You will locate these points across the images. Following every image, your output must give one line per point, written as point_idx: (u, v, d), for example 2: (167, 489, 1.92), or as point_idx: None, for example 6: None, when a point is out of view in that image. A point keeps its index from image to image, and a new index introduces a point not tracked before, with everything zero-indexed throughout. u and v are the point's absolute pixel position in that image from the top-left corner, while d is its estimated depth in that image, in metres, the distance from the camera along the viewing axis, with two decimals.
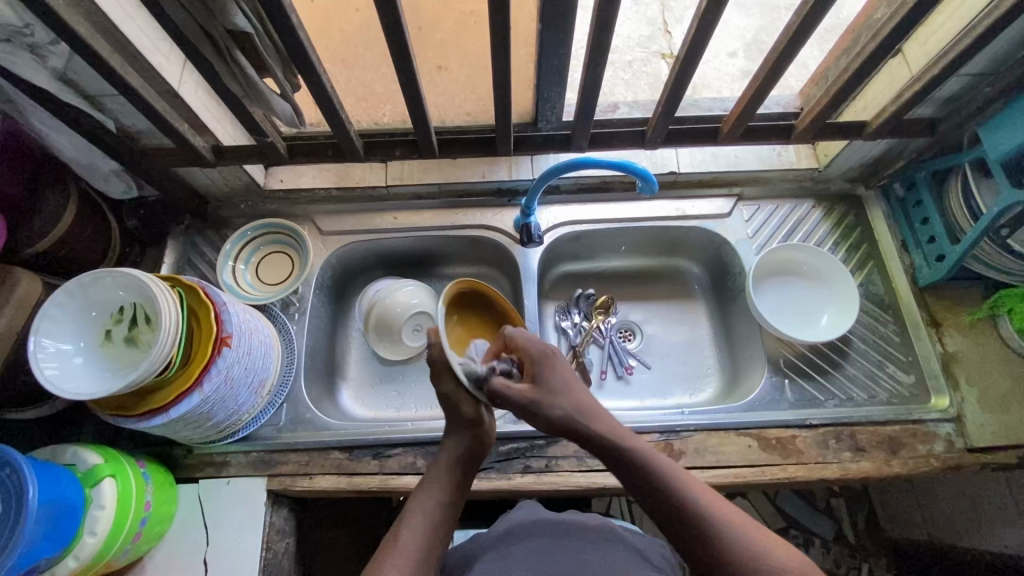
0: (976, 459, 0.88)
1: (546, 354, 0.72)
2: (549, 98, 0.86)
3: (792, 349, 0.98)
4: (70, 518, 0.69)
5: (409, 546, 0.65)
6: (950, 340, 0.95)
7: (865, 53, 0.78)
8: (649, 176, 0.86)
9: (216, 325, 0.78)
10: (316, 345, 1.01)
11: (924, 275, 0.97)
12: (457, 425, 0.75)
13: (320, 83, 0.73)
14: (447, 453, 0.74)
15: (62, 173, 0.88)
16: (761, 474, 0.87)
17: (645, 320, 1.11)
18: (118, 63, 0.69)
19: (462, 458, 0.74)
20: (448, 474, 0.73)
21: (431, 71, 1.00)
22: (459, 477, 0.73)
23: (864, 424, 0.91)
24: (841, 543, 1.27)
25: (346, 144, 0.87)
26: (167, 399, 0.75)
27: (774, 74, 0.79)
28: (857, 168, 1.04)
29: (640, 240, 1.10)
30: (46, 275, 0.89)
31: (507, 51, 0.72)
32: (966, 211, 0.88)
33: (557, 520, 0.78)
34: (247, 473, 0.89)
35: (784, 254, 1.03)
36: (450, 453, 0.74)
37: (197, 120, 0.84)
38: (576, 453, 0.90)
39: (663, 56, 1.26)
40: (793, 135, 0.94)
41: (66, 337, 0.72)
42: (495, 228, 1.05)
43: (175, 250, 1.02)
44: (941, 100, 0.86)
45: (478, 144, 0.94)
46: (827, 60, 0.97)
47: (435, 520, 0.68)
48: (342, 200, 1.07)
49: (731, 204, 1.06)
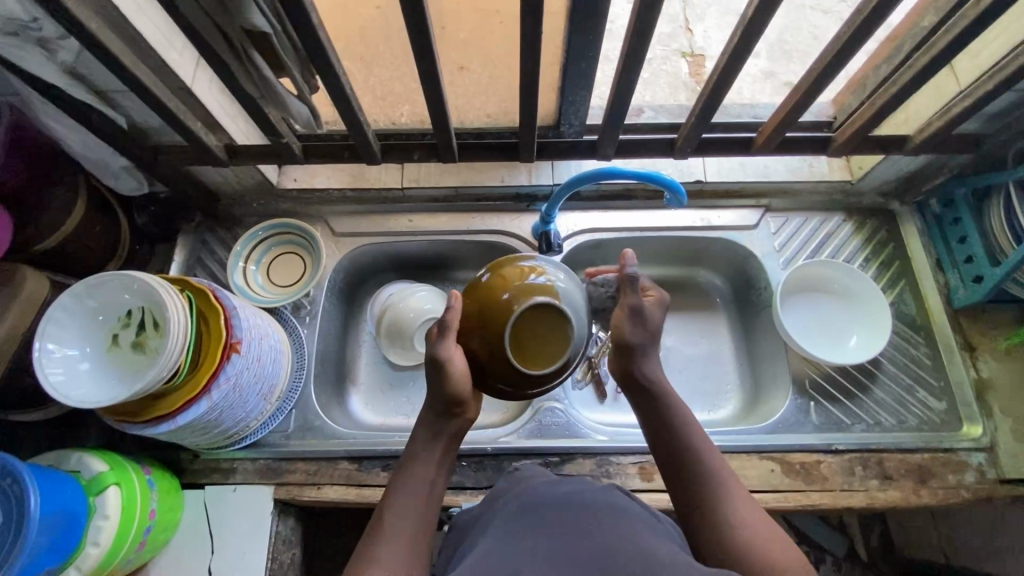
0: (1008, 491, 0.85)
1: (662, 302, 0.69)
2: (573, 101, 0.83)
3: (818, 369, 0.94)
4: (73, 529, 0.68)
5: (393, 537, 0.57)
6: (984, 365, 0.91)
7: (913, 67, 0.75)
8: (678, 188, 0.83)
9: (226, 330, 0.76)
10: (326, 350, 0.99)
11: (959, 297, 0.94)
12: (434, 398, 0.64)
13: (340, 85, 0.70)
14: (421, 426, 0.65)
15: (71, 168, 0.85)
16: (784, 500, 0.84)
17: (663, 332, 1.08)
18: (131, 61, 0.66)
19: (438, 428, 0.65)
20: (427, 449, 0.64)
21: (452, 72, 0.95)
22: (442, 449, 0.65)
23: (892, 451, 0.87)
24: (853, 560, 1.24)
25: (363, 147, 0.85)
26: (175, 406, 0.73)
27: (817, 86, 0.75)
28: (892, 183, 1.00)
29: (661, 249, 1.06)
30: (53, 273, 0.87)
31: (536, 55, 0.68)
32: (1008, 231, 0.84)
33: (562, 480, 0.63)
34: (254, 481, 0.87)
35: (812, 270, 0.99)
36: (423, 429, 0.65)
37: (211, 119, 0.82)
38: (591, 472, 0.87)
39: (685, 55, 1.21)
40: (830, 147, 0.90)
41: (71, 342, 0.70)
42: (513, 233, 1.02)
43: (185, 249, 1.00)
44: (989, 115, 0.82)
45: (499, 148, 0.91)
46: (866, 68, 0.92)
47: (420, 503, 0.61)
48: (356, 201, 1.05)
49: (758, 216, 1.02)
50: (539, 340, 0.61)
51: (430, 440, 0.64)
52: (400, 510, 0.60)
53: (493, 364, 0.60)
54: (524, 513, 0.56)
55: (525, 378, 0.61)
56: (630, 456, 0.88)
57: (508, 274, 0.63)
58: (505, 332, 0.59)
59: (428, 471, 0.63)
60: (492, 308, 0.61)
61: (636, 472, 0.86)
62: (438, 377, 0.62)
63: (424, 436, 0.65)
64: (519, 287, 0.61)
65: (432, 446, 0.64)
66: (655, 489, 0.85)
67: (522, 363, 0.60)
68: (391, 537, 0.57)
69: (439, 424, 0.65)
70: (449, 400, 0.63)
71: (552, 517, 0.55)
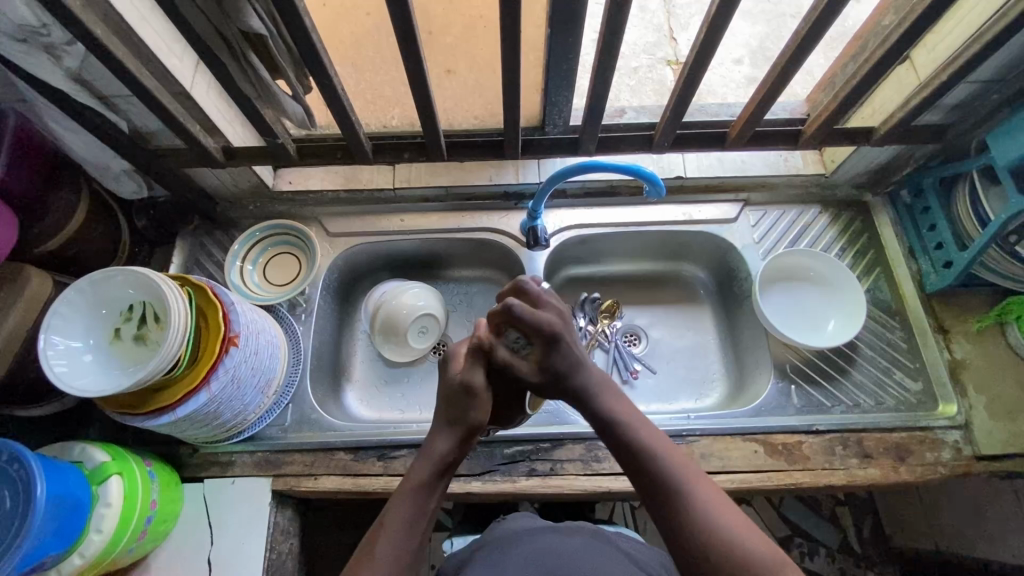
0: (984, 467, 0.88)
1: (554, 336, 0.65)
2: (557, 102, 0.87)
3: (799, 355, 0.98)
4: (76, 516, 0.70)
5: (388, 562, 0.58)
6: (957, 347, 0.94)
7: (871, 60, 0.79)
8: (656, 179, 0.87)
9: (224, 324, 0.78)
10: (321, 345, 1.01)
11: (931, 282, 0.97)
12: (457, 425, 0.65)
13: (332, 85, 0.74)
14: (432, 455, 0.64)
15: (73, 172, 0.89)
16: (767, 480, 0.87)
17: (651, 325, 1.11)
18: (134, 66, 0.70)
19: (448, 462, 0.64)
20: (434, 480, 0.63)
21: (440, 75, 1.00)
22: (444, 484, 0.64)
23: (871, 430, 0.90)
24: (846, 551, 1.25)
25: (355, 146, 0.88)
26: (175, 398, 0.75)
27: (782, 80, 0.80)
28: (864, 174, 1.05)
29: (646, 244, 1.10)
30: (57, 273, 0.90)
31: (516, 54, 0.72)
32: (973, 217, 0.88)
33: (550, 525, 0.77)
34: (252, 473, 0.89)
35: (789, 259, 1.03)
36: (435, 461, 0.64)
37: (209, 122, 0.85)
38: (581, 457, 0.89)
39: (669, 63, 1.26)
40: (800, 140, 0.94)
41: (75, 335, 0.73)
42: (502, 230, 1.06)
43: (183, 251, 1.03)
44: (948, 107, 0.87)
45: (486, 146, 0.95)
46: (834, 66, 0.97)
47: (416, 532, 0.61)
48: (349, 202, 1.08)
49: (737, 209, 1.07)
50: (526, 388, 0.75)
51: (437, 473, 0.63)
52: (401, 538, 0.60)
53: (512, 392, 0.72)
54: (509, 558, 0.69)
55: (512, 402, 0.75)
56: None
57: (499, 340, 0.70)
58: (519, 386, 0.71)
59: (429, 503, 0.63)
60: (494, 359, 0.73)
61: None
62: (469, 401, 0.65)
63: (433, 465, 0.63)
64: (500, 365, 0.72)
65: (438, 480, 0.64)
66: None
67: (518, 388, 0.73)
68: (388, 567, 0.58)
69: (451, 458, 0.64)
70: (468, 422, 0.65)
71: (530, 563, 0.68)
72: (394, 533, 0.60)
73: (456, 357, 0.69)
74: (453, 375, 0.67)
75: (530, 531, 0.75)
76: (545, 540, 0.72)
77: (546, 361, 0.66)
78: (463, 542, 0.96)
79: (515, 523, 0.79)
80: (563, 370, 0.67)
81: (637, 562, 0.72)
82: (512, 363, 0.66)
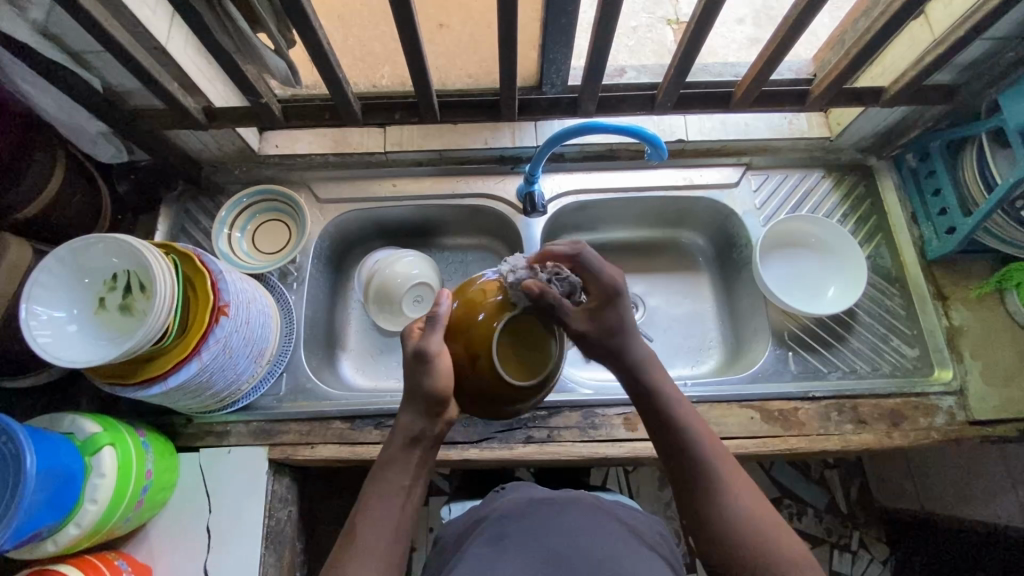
0: (975, 431, 0.89)
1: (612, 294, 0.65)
2: (555, 60, 0.82)
3: (797, 322, 0.97)
4: (69, 487, 0.69)
5: (368, 543, 0.58)
6: (956, 314, 0.94)
7: (886, 14, 0.75)
8: (659, 142, 0.83)
9: (213, 293, 0.76)
10: (315, 315, 1.00)
11: (933, 248, 0.96)
12: (416, 401, 0.62)
13: (317, 39, 0.70)
14: (398, 431, 0.63)
15: (47, 135, 0.84)
16: (762, 445, 0.87)
17: (649, 293, 1.10)
18: (104, 18, 0.65)
19: (416, 433, 0.62)
20: (404, 454, 0.62)
21: (432, 30, 0.94)
22: (418, 458, 0.63)
23: (867, 396, 0.91)
24: (833, 512, 1.27)
25: (344, 106, 0.85)
26: (166, 367, 0.73)
27: (789, 38, 0.76)
28: (870, 138, 1.02)
29: (645, 211, 1.08)
30: (36, 241, 0.87)
31: (512, 7, 0.68)
32: (980, 181, 0.85)
33: (549, 494, 0.77)
34: (248, 443, 0.89)
35: (790, 226, 1.01)
36: (401, 434, 0.62)
37: (188, 80, 0.81)
38: (578, 424, 0.90)
39: (669, 22, 1.20)
40: (807, 101, 0.91)
41: (57, 304, 0.71)
42: (499, 196, 1.03)
43: (168, 218, 1.00)
44: (962, 65, 0.84)
45: (480, 106, 0.92)
46: (843, 22, 0.93)
47: (394, 509, 0.60)
48: (340, 166, 1.04)
49: (739, 173, 1.04)
50: (518, 347, 0.61)
51: (405, 447, 0.62)
52: (375, 514, 0.59)
53: (480, 369, 0.60)
54: (508, 527, 0.69)
55: (511, 391, 0.61)
56: (615, 408, 0.90)
57: (473, 308, 0.61)
58: (492, 351, 0.59)
59: (402, 478, 0.61)
60: (474, 325, 0.61)
61: (620, 422, 0.89)
62: (426, 372, 0.61)
63: (400, 441, 0.62)
64: (489, 307, 0.61)
65: (408, 453, 0.62)
66: (638, 437, 0.88)
67: (513, 381, 0.60)
68: (367, 540, 0.58)
69: (418, 430, 0.62)
70: (431, 399, 0.61)
71: (530, 531, 0.67)
72: (372, 511, 0.60)
73: (410, 332, 0.64)
74: (410, 346, 0.63)
75: (531, 500, 0.75)
76: (546, 508, 0.73)
77: (596, 314, 0.65)
78: (461, 508, 0.97)
79: (514, 492, 0.79)
80: (610, 329, 0.66)
81: (634, 530, 0.73)
82: (564, 315, 0.63)
